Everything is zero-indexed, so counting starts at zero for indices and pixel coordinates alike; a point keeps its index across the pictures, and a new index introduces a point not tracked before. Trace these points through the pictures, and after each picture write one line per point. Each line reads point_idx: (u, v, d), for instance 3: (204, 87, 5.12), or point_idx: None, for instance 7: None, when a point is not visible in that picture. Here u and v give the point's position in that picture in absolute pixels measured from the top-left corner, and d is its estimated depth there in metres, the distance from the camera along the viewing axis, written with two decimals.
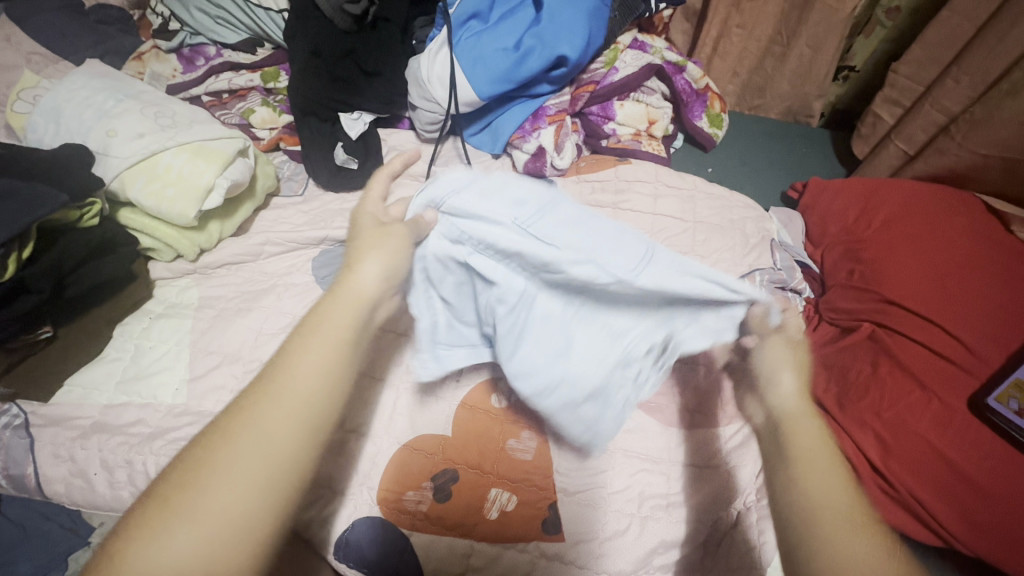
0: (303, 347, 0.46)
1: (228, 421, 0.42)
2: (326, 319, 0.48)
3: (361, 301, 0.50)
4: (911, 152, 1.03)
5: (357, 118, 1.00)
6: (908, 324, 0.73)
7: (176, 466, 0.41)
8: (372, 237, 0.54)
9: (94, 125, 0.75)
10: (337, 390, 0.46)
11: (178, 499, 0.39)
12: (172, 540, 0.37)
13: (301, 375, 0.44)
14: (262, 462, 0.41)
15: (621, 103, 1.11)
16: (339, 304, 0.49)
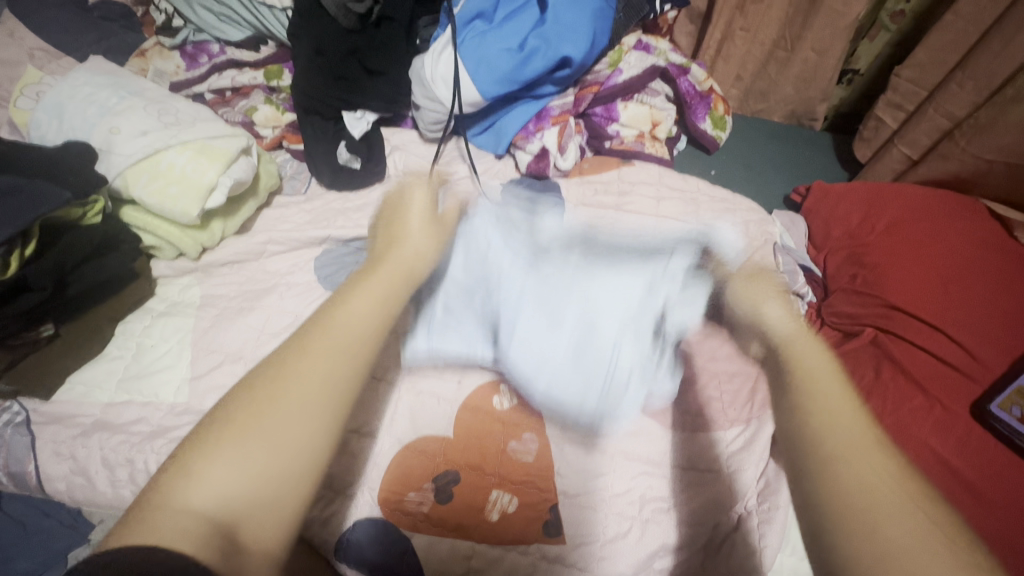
0: (355, 301, 0.51)
1: (281, 362, 0.46)
2: (371, 284, 0.54)
3: (409, 263, 0.59)
4: (914, 157, 1.03)
5: (361, 118, 1.00)
6: (910, 329, 0.73)
7: (241, 391, 0.45)
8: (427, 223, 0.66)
9: (97, 122, 0.75)
10: (381, 335, 0.51)
11: (242, 424, 0.42)
12: (219, 464, 0.40)
13: (350, 323, 0.49)
14: (310, 391, 0.44)
15: (625, 104, 1.11)
16: (393, 266, 0.58)
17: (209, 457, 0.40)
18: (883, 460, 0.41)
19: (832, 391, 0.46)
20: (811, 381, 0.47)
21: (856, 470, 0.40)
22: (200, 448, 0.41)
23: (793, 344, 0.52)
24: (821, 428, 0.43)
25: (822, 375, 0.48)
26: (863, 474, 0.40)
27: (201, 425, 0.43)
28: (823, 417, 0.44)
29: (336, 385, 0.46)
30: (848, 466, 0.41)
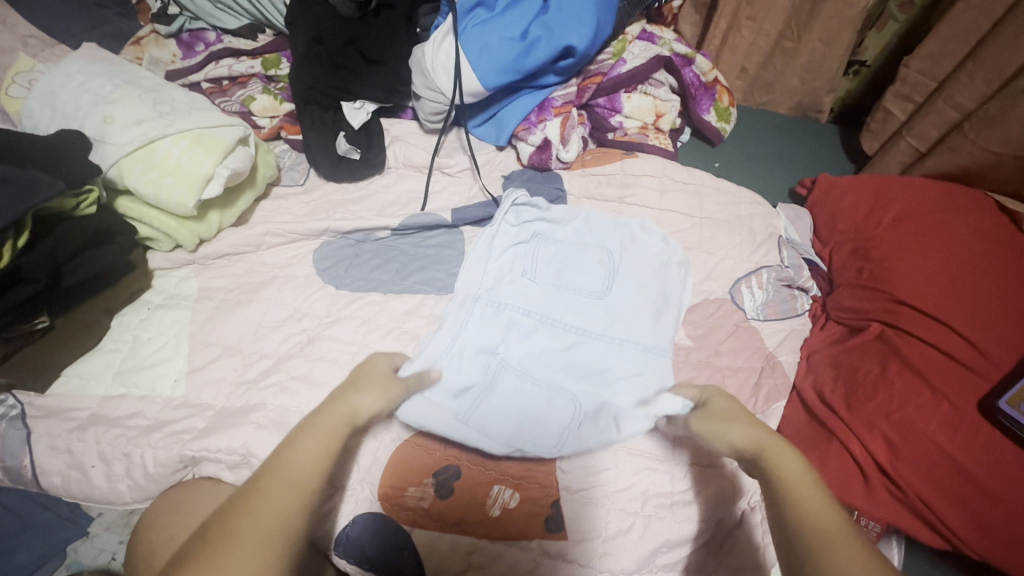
0: (304, 442, 0.52)
1: (246, 501, 0.48)
2: (319, 426, 0.53)
3: (354, 413, 0.55)
4: (922, 149, 1.01)
5: (360, 108, 0.98)
6: (917, 324, 0.72)
7: (192, 551, 0.45)
8: (378, 377, 0.59)
9: (90, 111, 0.74)
10: (332, 456, 0.52)
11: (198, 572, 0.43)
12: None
13: (300, 464, 0.50)
14: (275, 524, 0.46)
15: (629, 95, 1.09)
16: (332, 417, 0.54)
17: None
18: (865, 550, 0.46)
19: (814, 499, 0.50)
20: (796, 494, 0.51)
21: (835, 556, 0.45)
22: None
23: (767, 450, 0.55)
24: (804, 531, 0.48)
25: (800, 482, 0.52)
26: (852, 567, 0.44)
27: (175, 573, 0.44)
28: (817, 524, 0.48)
29: (302, 499, 0.49)
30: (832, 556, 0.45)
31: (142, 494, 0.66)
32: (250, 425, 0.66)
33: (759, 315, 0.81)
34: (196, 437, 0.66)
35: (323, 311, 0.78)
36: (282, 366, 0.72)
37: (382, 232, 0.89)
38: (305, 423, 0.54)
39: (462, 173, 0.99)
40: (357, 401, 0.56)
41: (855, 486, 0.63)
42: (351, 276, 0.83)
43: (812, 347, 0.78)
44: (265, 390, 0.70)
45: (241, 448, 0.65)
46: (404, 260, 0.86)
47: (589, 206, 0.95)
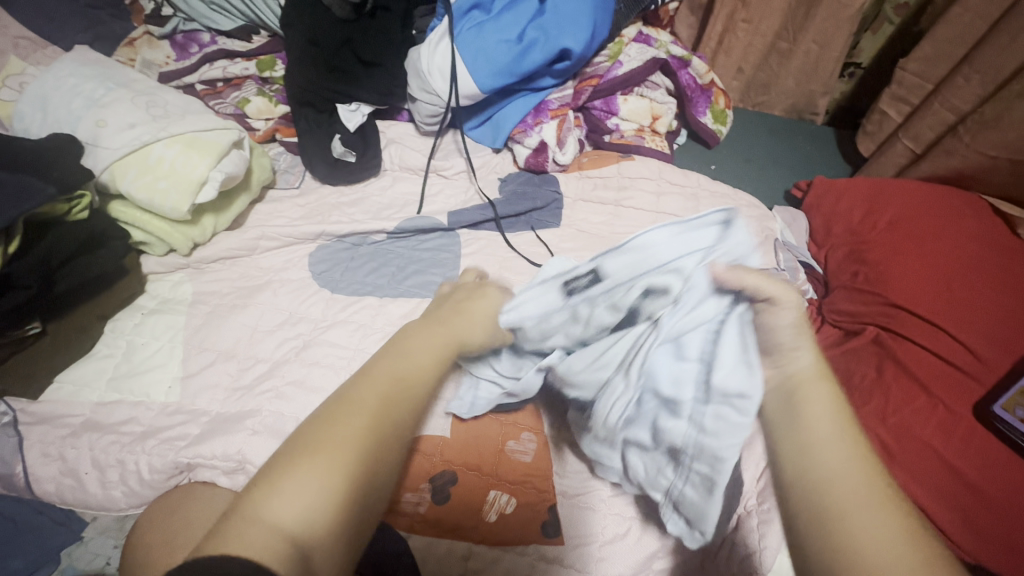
0: (418, 344, 0.56)
1: (350, 397, 0.47)
2: (422, 339, 0.56)
3: (461, 342, 0.59)
4: (918, 151, 1.02)
5: (356, 110, 0.97)
6: (912, 328, 0.73)
7: (293, 446, 0.43)
8: (487, 316, 0.62)
9: (83, 114, 0.73)
10: (442, 364, 0.56)
11: (289, 465, 0.41)
12: (303, 481, 0.40)
13: (412, 364, 0.53)
14: (382, 415, 0.46)
15: (625, 97, 1.10)
16: (441, 336, 0.58)
17: (290, 479, 0.40)
18: (896, 524, 0.39)
19: (831, 453, 0.43)
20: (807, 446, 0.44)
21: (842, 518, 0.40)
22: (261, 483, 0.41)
23: (805, 395, 0.46)
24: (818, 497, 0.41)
25: (820, 432, 0.44)
26: (877, 542, 0.38)
27: (291, 447, 0.43)
28: (829, 482, 0.42)
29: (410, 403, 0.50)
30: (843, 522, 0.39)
31: (137, 501, 0.65)
32: (245, 432, 0.66)
33: None
34: (191, 444, 0.65)
35: (319, 316, 0.78)
36: (278, 371, 0.71)
37: (378, 235, 0.89)
38: (406, 336, 0.57)
39: (458, 176, 0.99)
40: (469, 328, 0.60)
41: None
42: (347, 280, 0.83)
43: None
44: (261, 396, 0.69)
45: (237, 455, 0.64)
46: (400, 263, 0.86)
47: (586, 208, 0.95)
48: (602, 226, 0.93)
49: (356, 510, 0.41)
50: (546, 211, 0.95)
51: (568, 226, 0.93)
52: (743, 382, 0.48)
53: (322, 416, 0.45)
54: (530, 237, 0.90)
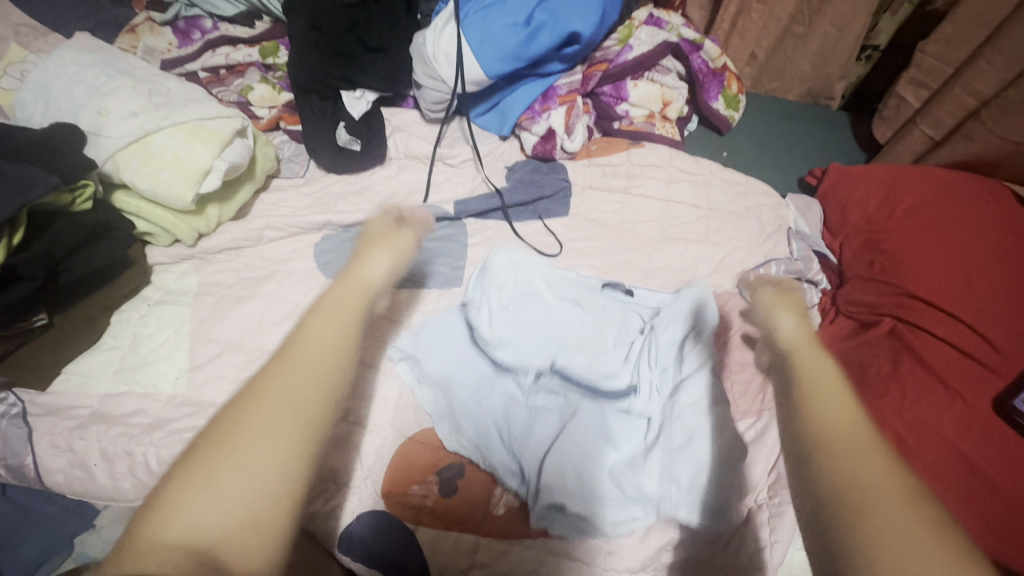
0: (321, 324, 0.49)
1: (255, 389, 0.44)
2: (341, 302, 0.53)
3: (369, 285, 0.57)
4: (937, 137, 0.99)
5: (361, 97, 0.96)
6: (931, 320, 0.71)
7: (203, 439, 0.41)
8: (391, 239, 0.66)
9: (84, 103, 0.72)
10: (352, 345, 0.49)
11: (203, 467, 0.39)
12: (212, 485, 0.38)
13: (319, 344, 0.47)
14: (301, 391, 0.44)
15: (635, 82, 1.07)
16: (349, 290, 0.55)
17: (211, 470, 0.39)
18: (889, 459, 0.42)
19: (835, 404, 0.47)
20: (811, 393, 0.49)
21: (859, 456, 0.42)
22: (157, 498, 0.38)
23: (805, 361, 0.54)
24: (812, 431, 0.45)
25: (823, 384, 0.49)
26: (868, 469, 0.41)
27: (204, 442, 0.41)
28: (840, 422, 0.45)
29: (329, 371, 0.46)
30: (844, 448, 0.43)
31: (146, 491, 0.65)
32: None
33: None
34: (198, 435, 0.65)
35: None
36: None
37: None
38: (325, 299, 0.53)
39: (465, 164, 0.98)
40: (370, 272, 0.59)
41: None
42: None
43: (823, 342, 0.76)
44: None
45: None
46: None
47: (593, 197, 0.94)
48: (610, 215, 0.92)
49: (268, 498, 0.39)
50: (554, 200, 0.94)
51: (576, 215, 0.92)
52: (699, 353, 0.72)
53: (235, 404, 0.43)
54: (538, 227, 0.90)
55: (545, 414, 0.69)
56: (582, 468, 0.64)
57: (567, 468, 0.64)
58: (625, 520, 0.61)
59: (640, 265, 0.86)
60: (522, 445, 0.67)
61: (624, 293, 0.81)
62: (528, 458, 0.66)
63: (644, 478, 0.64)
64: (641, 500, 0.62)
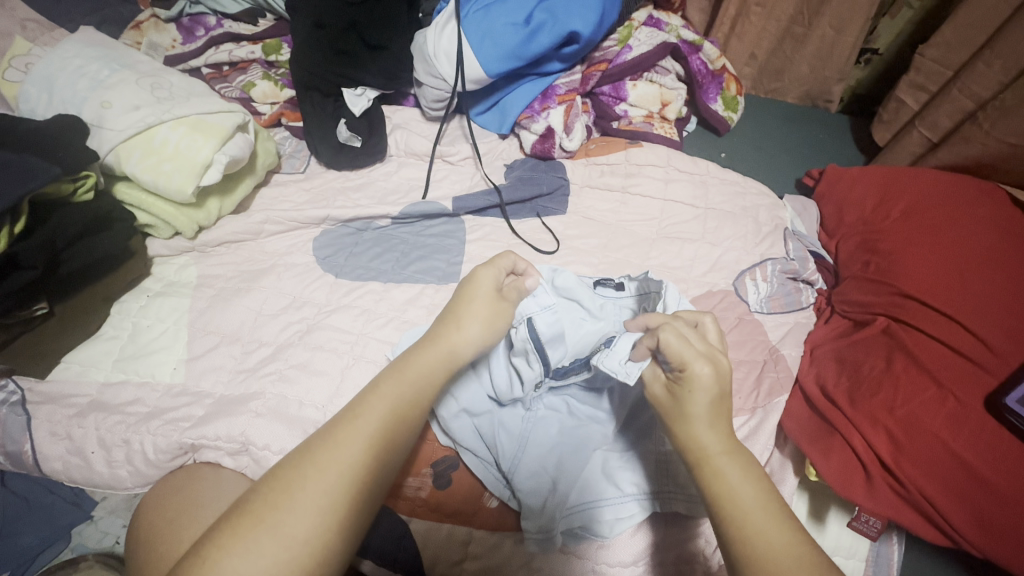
0: (388, 383, 0.51)
1: (319, 438, 0.46)
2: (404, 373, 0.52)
3: (454, 351, 0.56)
4: (934, 139, 0.99)
5: (362, 94, 0.97)
6: (925, 319, 0.71)
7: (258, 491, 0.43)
8: (483, 306, 0.59)
9: (87, 95, 0.73)
10: (407, 403, 0.50)
11: (261, 513, 0.41)
12: (261, 536, 0.40)
13: (375, 396, 0.49)
14: (375, 443, 0.47)
15: (634, 83, 1.08)
16: (432, 354, 0.54)
17: (265, 521, 0.41)
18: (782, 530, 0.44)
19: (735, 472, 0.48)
20: (710, 470, 0.48)
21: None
22: (214, 537, 0.40)
23: (715, 461, 0.49)
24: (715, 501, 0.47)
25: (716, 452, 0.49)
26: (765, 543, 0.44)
27: (262, 487, 0.43)
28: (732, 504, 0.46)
29: (398, 423, 0.49)
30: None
31: (142, 480, 0.65)
32: (249, 413, 0.66)
33: (762, 307, 0.83)
34: (195, 425, 0.66)
35: (323, 300, 0.78)
36: (281, 355, 0.72)
37: (382, 220, 0.89)
38: (407, 356, 0.54)
39: (464, 162, 0.98)
40: (461, 337, 0.56)
41: (856, 480, 0.62)
42: (351, 264, 0.83)
43: (816, 341, 0.78)
44: (264, 378, 0.70)
45: (240, 436, 0.65)
46: (404, 249, 0.86)
47: (591, 196, 0.95)
48: (608, 213, 0.93)
49: (341, 536, 0.42)
50: (552, 198, 0.95)
51: (575, 213, 0.93)
52: None
53: (305, 446, 0.46)
54: (535, 224, 0.91)
55: (536, 418, 0.67)
56: (574, 478, 0.63)
57: (555, 469, 0.63)
58: (622, 518, 0.62)
59: (637, 263, 0.87)
60: (519, 450, 0.64)
61: (615, 288, 0.72)
62: (520, 466, 0.63)
63: (628, 480, 0.63)
64: (637, 496, 0.62)
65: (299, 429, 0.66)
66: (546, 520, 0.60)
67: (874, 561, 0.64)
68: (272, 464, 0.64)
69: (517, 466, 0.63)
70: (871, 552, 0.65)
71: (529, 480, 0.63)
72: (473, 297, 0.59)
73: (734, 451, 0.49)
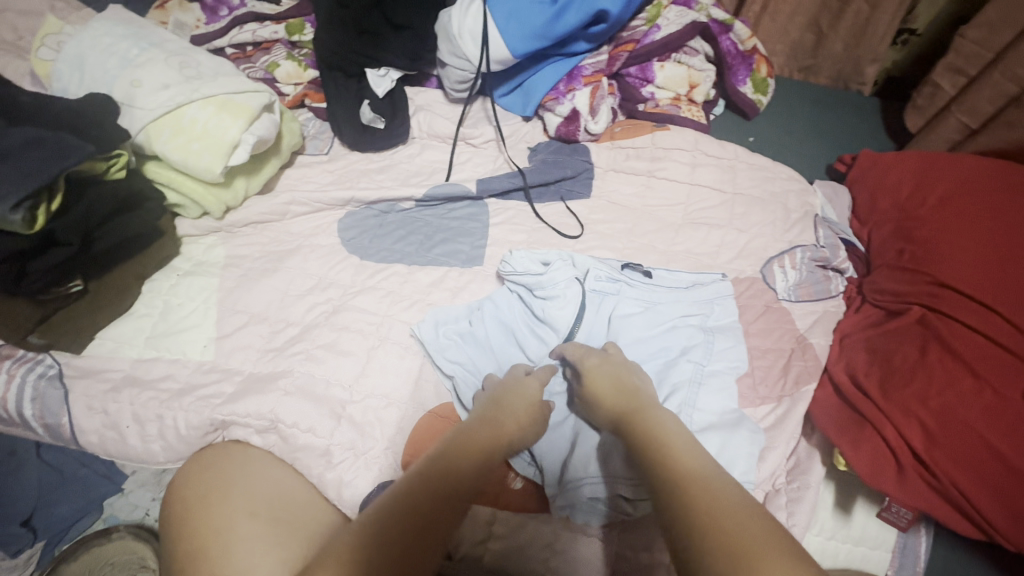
0: (432, 466, 0.53)
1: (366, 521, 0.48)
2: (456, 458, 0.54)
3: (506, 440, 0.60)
4: (974, 125, 0.96)
5: (385, 75, 0.96)
6: (962, 308, 0.69)
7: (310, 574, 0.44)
8: (531, 407, 0.64)
9: (118, 74, 0.73)
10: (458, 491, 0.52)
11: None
12: None
13: (424, 480, 0.51)
14: (421, 524, 0.48)
15: (661, 64, 1.06)
16: (482, 440, 0.58)
17: None
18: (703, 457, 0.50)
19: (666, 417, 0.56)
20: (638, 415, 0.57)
21: (710, 489, 0.46)
22: None
23: (640, 412, 0.57)
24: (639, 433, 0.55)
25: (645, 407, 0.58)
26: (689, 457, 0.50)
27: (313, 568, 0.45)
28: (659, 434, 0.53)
29: (447, 510, 0.50)
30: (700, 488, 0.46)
31: (174, 455, 0.67)
32: (277, 392, 0.67)
33: (790, 295, 0.81)
34: (226, 401, 0.67)
35: (348, 282, 0.79)
36: (308, 335, 0.73)
37: (406, 202, 0.88)
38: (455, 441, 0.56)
39: (487, 144, 0.97)
40: (512, 429, 0.61)
41: (887, 472, 0.61)
42: (375, 246, 0.83)
43: (845, 330, 0.76)
44: (291, 358, 0.71)
45: (269, 415, 0.66)
46: (427, 232, 0.85)
47: (616, 180, 0.93)
48: (633, 198, 0.91)
49: None
50: (576, 182, 0.93)
51: (599, 197, 0.92)
52: (737, 356, 0.71)
53: (331, 545, 0.47)
54: (559, 208, 0.90)
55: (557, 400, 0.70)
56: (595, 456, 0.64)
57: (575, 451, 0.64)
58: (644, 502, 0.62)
59: (663, 248, 0.86)
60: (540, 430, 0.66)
61: (643, 275, 0.79)
62: (542, 445, 0.66)
63: None
64: None
65: (326, 409, 0.67)
66: (566, 497, 0.63)
67: (901, 552, 0.64)
68: (300, 442, 0.65)
69: (541, 442, 0.66)
70: (897, 543, 0.64)
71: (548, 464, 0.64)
72: (518, 401, 0.63)
73: (655, 407, 0.58)
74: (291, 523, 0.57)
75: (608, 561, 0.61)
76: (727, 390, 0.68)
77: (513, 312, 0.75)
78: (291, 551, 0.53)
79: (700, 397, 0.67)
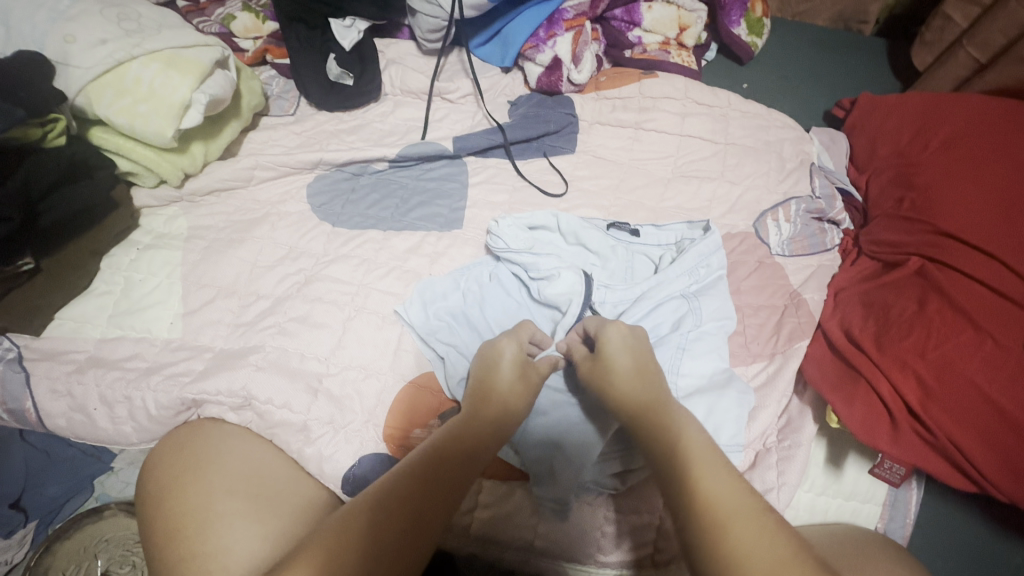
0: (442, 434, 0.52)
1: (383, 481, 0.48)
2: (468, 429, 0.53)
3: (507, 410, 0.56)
4: (983, 60, 0.90)
5: (351, 26, 0.89)
6: (964, 258, 0.66)
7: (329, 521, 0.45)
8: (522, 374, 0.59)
9: (48, 29, 0.66)
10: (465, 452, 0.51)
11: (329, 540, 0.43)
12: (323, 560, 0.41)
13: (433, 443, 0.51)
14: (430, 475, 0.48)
15: (649, 6, 0.98)
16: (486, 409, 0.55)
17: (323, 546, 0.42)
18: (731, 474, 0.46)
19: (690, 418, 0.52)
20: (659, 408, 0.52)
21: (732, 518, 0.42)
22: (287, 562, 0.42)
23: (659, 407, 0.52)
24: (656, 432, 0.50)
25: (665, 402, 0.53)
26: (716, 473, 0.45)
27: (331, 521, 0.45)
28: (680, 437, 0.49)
29: (458, 471, 0.49)
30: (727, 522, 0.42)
31: (147, 436, 0.65)
32: (248, 368, 0.64)
33: (783, 250, 0.78)
34: (195, 379, 0.64)
35: (319, 251, 0.75)
36: (280, 307, 0.69)
37: (379, 164, 0.83)
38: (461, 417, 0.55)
39: (465, 99, 0.91)
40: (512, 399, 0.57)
41: (881, 428, 0.59)
42: (348, 212, 0.78)
43: (841, 284, 0.73)
44: (262, 332, 0.68)
45: (241, 391, 0.63)
46: (403, 195, 0.81)
47: (602, 133, 0.88)
48: (620, 151, 0.86)
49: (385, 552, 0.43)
50: (559, 136, 0.88)
51: (584, 152, 0.86)
52: (725, 312, 0.69)
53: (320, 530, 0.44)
54: (542, 165, 0.85)
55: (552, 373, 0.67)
56: (579, 433, 0.61)
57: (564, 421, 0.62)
58: (632, 469, 0.61)
59: (651, 205, 0.81)
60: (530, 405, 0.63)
61: (630, 233, 0.76)
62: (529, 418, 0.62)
63: None
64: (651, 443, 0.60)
65: (301, 383, 0.64)
66: (556, 485, 0.59)
67: (891, 505, 0.63)
68: (276, 418, 0.63)
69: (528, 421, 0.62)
70: (888, 497, 0.63)
71: (535, 440, 0.61)
72: (511, 387, 0.58)
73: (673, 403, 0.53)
74: (271, 496, 0.55)
75: (598, 526, 0.60)
76: (720, 350, 0.66)
77: (508, 295, 0.71)
78: (273, 526, 0.51)
79: (690, 359, 0.64)
